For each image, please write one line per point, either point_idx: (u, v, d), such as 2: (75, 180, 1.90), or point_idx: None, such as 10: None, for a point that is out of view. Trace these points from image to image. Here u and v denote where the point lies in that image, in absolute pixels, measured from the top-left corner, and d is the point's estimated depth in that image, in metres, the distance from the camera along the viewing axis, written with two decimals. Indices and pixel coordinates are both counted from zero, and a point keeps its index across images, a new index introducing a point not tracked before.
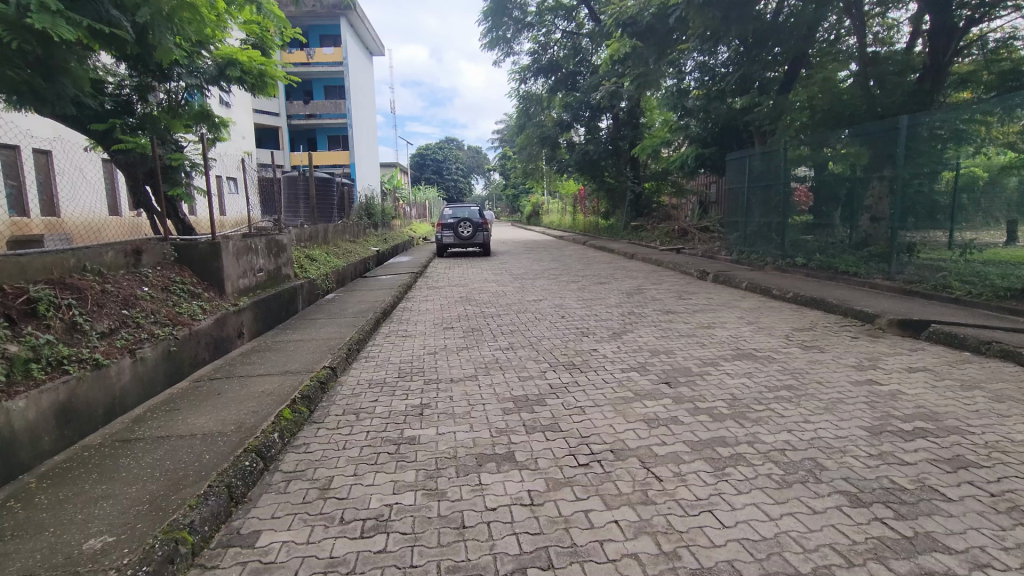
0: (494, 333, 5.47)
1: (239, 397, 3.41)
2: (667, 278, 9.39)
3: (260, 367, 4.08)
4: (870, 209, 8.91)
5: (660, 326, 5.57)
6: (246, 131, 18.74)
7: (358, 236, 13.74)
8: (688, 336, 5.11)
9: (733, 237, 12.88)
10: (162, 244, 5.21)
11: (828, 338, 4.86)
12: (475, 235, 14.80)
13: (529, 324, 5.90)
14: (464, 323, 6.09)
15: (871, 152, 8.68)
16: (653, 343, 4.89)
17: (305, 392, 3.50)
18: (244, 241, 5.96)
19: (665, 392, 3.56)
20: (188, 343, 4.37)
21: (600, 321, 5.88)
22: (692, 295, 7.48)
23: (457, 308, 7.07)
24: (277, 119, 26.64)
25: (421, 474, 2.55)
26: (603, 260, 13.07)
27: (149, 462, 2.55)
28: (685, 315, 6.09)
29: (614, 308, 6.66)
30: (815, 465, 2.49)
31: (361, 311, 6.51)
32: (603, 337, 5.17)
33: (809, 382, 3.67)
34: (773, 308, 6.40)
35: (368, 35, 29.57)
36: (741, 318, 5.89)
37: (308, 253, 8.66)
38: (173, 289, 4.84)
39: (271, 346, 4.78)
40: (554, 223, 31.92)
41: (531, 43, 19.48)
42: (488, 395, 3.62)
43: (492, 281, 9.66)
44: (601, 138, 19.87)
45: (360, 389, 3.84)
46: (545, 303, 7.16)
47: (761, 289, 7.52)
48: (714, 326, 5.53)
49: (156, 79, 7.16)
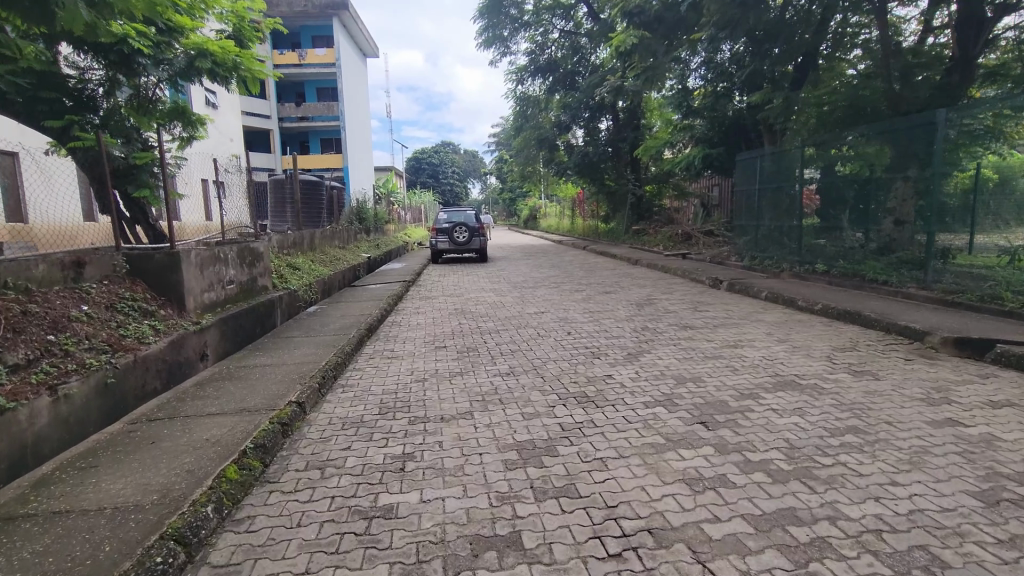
0: (493, 354, 4.80)
1: (177, 448, 2.73)
2: (677, 286, 8.75)
3: (213, 403, 3.40)
4: (893, 211, 8.16)
5: (680, 345, 4.93)
6: (235, 133, 18.20)
7: (348, 242, 13.08)
8: (716, 358, 4.47)
9: (742, 242, 12.28)
10: (111, 254, 4.53)
11: (878, 362, 4.24)
12: (472, 240, 14.18)
13: (532, 341, 5.26)
14: (459, 340, 5.45)
15: (895, 150, 8.06)
16: (676, 367, 4.25)
17: (259, 439, 2.83)
18: (210, 250, 5.28)
19: (704, 437, 2.90)
20: (132, 372, 3.69)
21: (612, 339, 5.23)
22: (709, 306, 6.84)
23: (450, 322, 6.40)
24: (267, 121, 25.58)
25: (396, 571, 1.89)
26: (606, 266, 12.44)
27: (26, 558, 1.86)
28: (706, 331, 5.45)
29: (626, 322, 6.02)
30: (931, 560, 1.84)
31: (343, 326, 5.82)
32: (617, 359, 4.52)
33: (877, 424, 3.02)
34: (803, 322, 5.75)
35: (362, 36, 29.02)
36: (771, 335, 5.25)
37: (290, 262, 8.00)
38: (119, 308, 4.16)
39: (232, 372, 4.11)
40: (551, 227, 31.34)
41: (528, 43, 18.90)
42: (485, 441, 2.94)
43: (489, 290, 9.02)
44: (601, 139, 19.26)
45: (330, 432, 3.16)
46: (548, 316, 6.51)
47: (784, 299, 6.88)
48: (742, 345, 4.88)
49: (125, 74, 6.49)
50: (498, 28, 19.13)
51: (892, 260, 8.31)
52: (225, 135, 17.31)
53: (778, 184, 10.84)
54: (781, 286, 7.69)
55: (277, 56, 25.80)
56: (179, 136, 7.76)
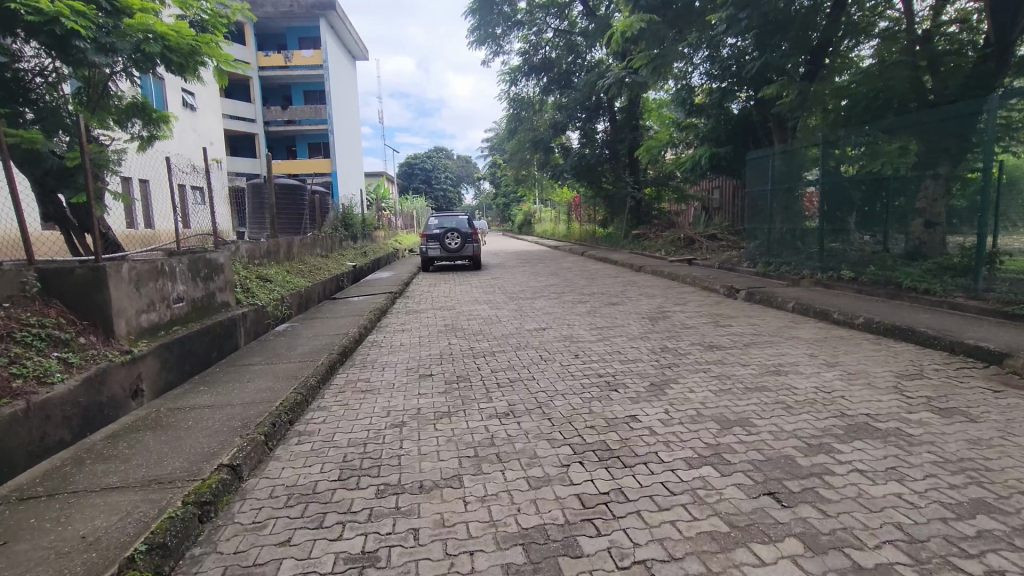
0: (488, 387, 3.97)
1: (37, 553, 1.90)
2: (689, 297, 7.97)
3: (119, 468, 2.56)
4: (922, 212, 7.47)
5: (712, 372, 4.14)
6: (216, 136, 17.36)
7: (333, 249, 12.20)
8: (759, 392, 3.68)
9: (752, 247, 11.50)
10: (18, 270, 3.70)
11: (961, 396, 3.45)
12: (464, 247, 13.36)
13: (534, 368, 4.45)
14: (448, 366, 4.63)
15: (929, 145, 7.31)
16: (715, 405, 3.45)
17: (158, 536, 2.00)
18: (152, 262, 4.43)
19: (782, 522, 2.09)
20: (23, 425, 2.83)
21: (628, 364, 4.43)
22: (733, 321, 6.05)
23: (439, 342, 5.57)
24: (254, 126, 24.70)
25: None
26: (608, 274, 11.64)
27: None
28: (737, 353, 4.67)
29: (641, 342, 5.22)
30: None
31: (313, 350, 4.99)
32: (639, 392, 3.72)
33: (1013, 498, 2.21)
34: (846, 341, 4.96)
35: (350, 37, 28.26)
36: (814, 359, 4.46)
37: (261, 273, 7.17)
38: (18, 338, 3.32)
39: (160, 417, 3.25)
40: (547, 233, 30.56)
41: (521, 43, 18.10)
42: (478, 532, 2.11)
43: (483, 302, 8.19)
44: (598, 141, 18.54)
45: (267, 513, 2.32)
46: (551, 334, 5.70)
47: (816, 313, 6.10)
48: (785, 373, 4.09)
49: (63, 58, 5.49)
50: (490, 26, 18.28)
51: (927, 265, 7.54)
52: (204, 137, 16.47)
53: (791, 186, 10.09)
54: (807, 296, 6.93)
55: (262, 58, 24.91)
56: (139, 134, 6.91)
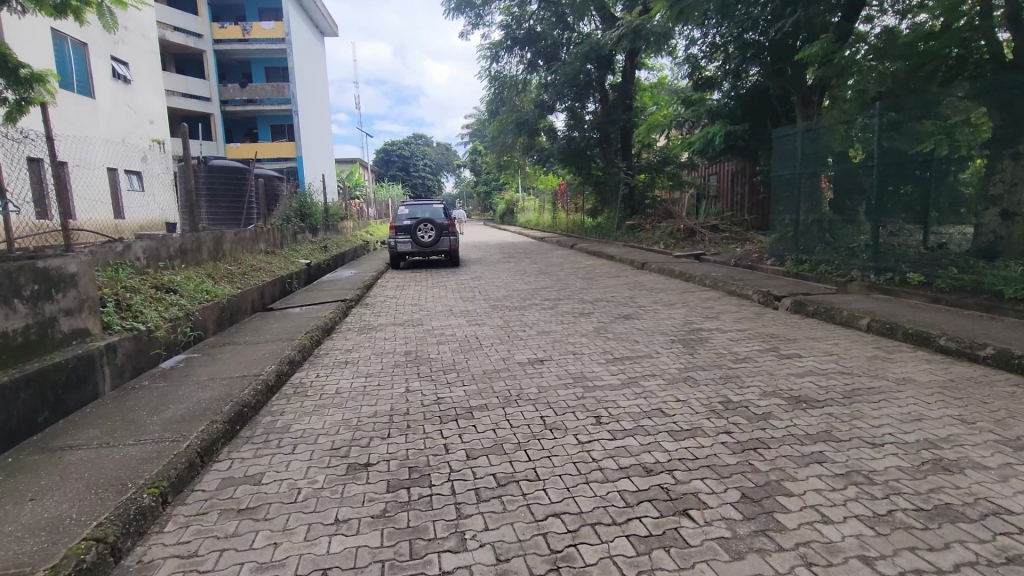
0: (461, 506, 2.26)
1: None
2: (717, 307, 6.32)
3: None
4: (1000, 199, 6.08)
5: (834, 467, 2.47)
6: (156, 114, 15.30)
7: (283, 244, 10.31)
8: (951, 525, 2.01)
9: (772, 240, 9.91)
10: None
11: None
12: (440, 240, 11.63)
13: (536, 451, 2.73)
14: (395, 446, 2.88)
15: (1014, 117, 5.78)
16: (895, 570, 1.78)
17: None
18: None
19: None
20: None
21: (686, 446, 2.72)
22: (801, 350, 4.40)
23: (391, 389, 3.82)
24: (209, 105, 22.52)
25: None
26: (606, 273, 9.91)
27: None
28: (847, 417, 3.03)
29: (687, 390, 3.55)
30: None
31: (190, 412, 3.22)
32: (736, 528, 2.03)
33: None
34: (994, 392, 3.36)
35: (319, 10, 26.14)
36: (975, 430, 2.84)
37: (162, 282, 5.35)
38: None
39: None
40: (531, 223, 28.78)
41: (503, 15, 16.02)
42: None
43: (459, 314, 6.46)
44: (587, 122, 16.66)
45: None
46: (553, 373, 4.00)
47: (909, 338, 4.50)
48: (955, 466, 2.45)
49: None
50: None
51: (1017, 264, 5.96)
52: (140, 114, 14.44)
53: (817, 169, 8.45)
54: (879, 309, 5.34)
55: (217, 30, 22.60)
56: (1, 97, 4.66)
